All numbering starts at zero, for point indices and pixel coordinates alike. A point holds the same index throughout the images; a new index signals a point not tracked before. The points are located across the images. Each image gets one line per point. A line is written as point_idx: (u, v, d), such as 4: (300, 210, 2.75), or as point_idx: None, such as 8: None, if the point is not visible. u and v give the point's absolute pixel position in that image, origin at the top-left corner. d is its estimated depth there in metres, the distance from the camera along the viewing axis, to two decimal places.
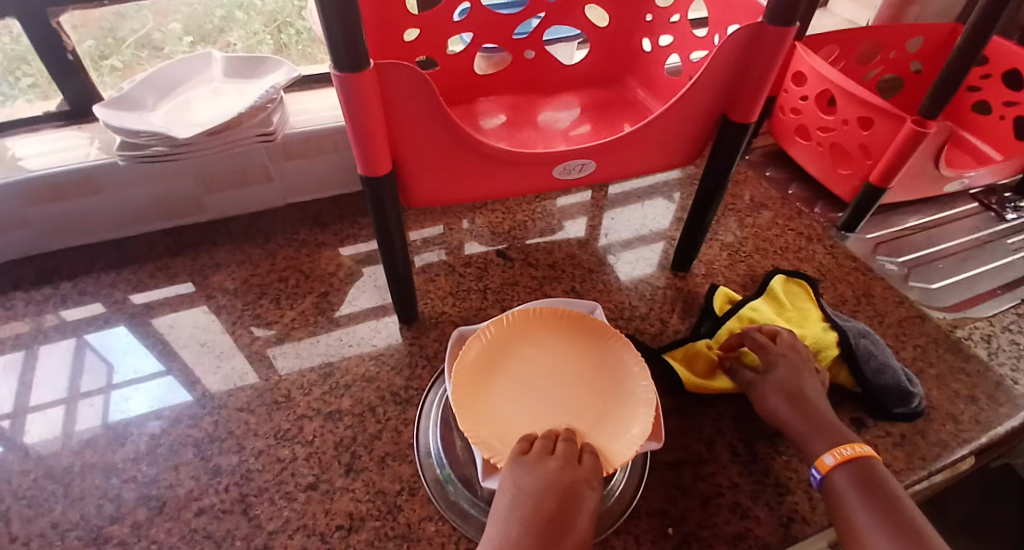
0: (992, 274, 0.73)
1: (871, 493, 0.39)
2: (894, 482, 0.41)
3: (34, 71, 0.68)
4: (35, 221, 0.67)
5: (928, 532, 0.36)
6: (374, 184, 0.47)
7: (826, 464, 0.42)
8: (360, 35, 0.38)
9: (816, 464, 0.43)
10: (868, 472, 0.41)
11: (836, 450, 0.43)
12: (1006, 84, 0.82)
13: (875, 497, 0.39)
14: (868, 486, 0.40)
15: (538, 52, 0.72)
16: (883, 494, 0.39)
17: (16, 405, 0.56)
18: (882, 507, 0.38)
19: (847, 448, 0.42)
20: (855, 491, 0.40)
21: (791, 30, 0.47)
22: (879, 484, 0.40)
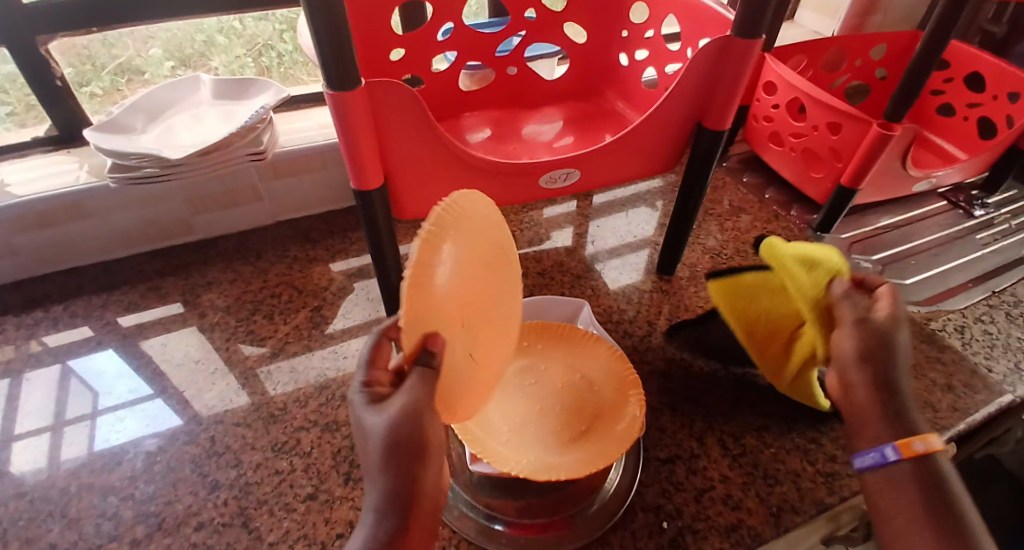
0: (964, 268, 0.75)
1: (935, 502, 0.34)
2: (960, 487, 0.35)
3: (12, 99, 0.69)
4: (24, 246, 0.68)
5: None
6: (365, 196, 0.49)
7: (913, 448, 0.36)
8: (350, 55, 0.39)
9: (896, 441, 0.37)
10: (937, 476, 0.35)
11: (929, 438, 0.36)
12: (967, 87, 0.86)
13: (937, 507, 0.34)
14: (933, 493, 0.34)
15: (520, 68, 0.75)
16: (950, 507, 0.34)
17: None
18: (943, 521, 0.33)
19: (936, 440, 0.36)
20: (916, 492, 0.35)
21: (757, 42, 0.50)
22: (946, 494, 0.34)
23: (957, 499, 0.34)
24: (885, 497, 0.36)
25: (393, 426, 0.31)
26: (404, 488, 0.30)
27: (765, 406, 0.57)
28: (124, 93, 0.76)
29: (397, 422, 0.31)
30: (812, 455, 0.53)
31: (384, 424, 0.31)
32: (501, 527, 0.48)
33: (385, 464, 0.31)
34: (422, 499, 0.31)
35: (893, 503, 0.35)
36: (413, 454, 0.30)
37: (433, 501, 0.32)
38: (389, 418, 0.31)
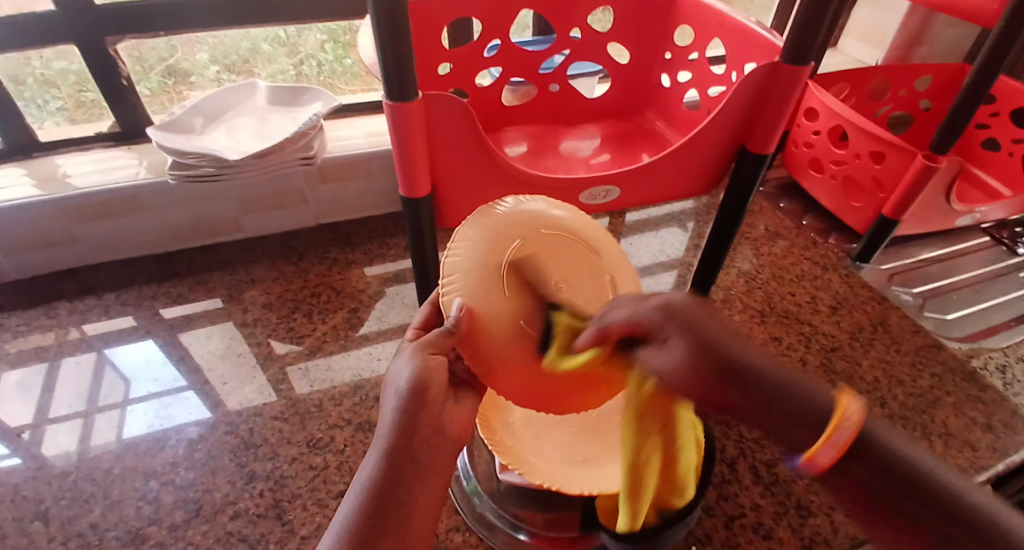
0: (1006, 305, 0.74)
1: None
2: None
3: (63, 94, 0.72)
4: (82, 235, 0.71)
5: None
6: (413, 204, 0.51)
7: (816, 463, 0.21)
8: (410, 67, 0.41)
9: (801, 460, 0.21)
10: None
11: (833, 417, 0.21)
12: (1014, 122, 0.85)
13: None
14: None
15: (562, 85, 0.76)
16: None
17: (41, 417, 0.58)
18: None
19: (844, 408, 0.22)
20: None
21: (806, 69, 0.50)
22: None
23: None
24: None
25: (408, 376, 0.35)
26: (399, 434, 0.34)
27: None
28: (172, 95, 0.78)
29: (410, 372, 0.36)
30: None
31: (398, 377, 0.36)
32: (525, 537, 0.48)
33: (392, 405, 0.35)
34: (416, 445, 0.34)
35: None
36: (410, 408, 0.34)
37: (427, 445, 0.34)
38: (405, 365, 0.36)
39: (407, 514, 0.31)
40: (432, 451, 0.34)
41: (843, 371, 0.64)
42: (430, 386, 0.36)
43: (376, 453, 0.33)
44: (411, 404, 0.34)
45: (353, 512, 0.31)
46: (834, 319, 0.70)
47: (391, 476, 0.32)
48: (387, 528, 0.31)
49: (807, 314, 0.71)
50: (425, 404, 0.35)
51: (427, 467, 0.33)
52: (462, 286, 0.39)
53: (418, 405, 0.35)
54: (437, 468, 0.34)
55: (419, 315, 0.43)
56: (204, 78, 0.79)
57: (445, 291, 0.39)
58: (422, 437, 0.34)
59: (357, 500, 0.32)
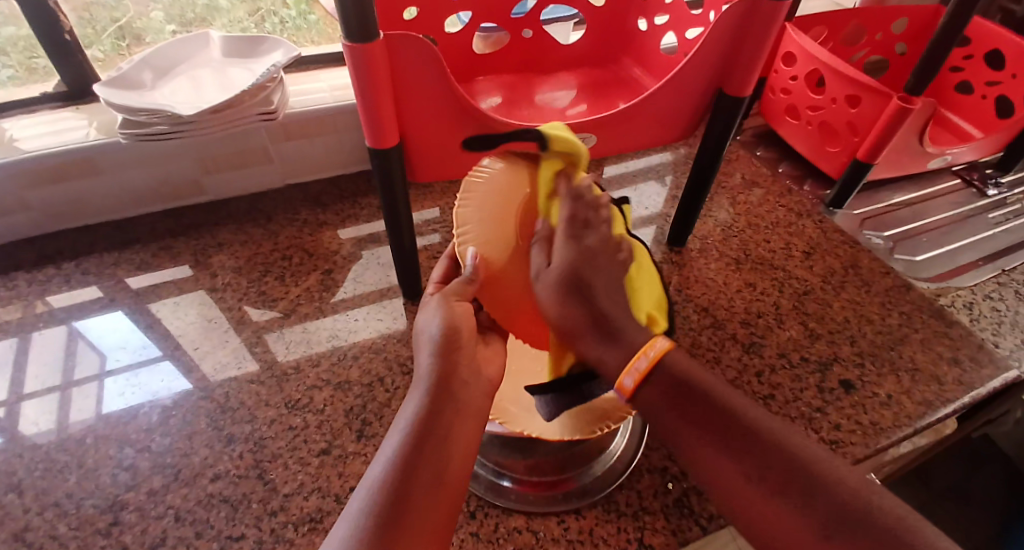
0: (974, 246, 0.76)
1: (719, 420, 0.36)
2: (701, 376, 0.38)
3: (13, 62, 0.69)
4: (35, 202, 0.67)
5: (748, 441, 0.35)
6: (382, 155, 0.49)
7: (625, 388, 0.38)
8: (369, 4, 0.39)
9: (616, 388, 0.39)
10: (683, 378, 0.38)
11: (632, 366, 0.38)
12: (987, 64, 0.85)
13: (717, 414, 0.36)
14: (696, 402, 0.37)
15: (535, 31, 0.73)
16: (701, 404, 0.36)
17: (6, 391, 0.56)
18: (708, 415, 0.36)
19: (641, 360, 0.38)
20: (676, 409, 0.37)
21: (784, 6, 0.49)
22: (698, 389, 0.37)
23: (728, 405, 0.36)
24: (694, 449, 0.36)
25: (440, 323, 0.40)
26: (439, 374, 0.38)
27: (772, 375, 0.58)
28: (128, 58, 0.74)
29: (440, 320, 0.40)
30: (816, 423, 0.55)
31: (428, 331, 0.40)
32: (509, 484, 0.49)
33: (428, 350, 0.39)
34: (454, 383, 0.38)
35: (695, 436, 0.36)
36: (445, 351, 0.38)
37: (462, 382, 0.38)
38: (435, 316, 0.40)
39: (447, 444, 0.35)
40: (468, 392, 0.38)
41: (816, 313, 0.65)
42: (459, 330, 0.40)
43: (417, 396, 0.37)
44: (446, 347, 0.39)
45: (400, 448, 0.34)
46: (807, 263, 0.71)
47: (432, 416, 0.36)
48: (431, 453, 0.34)
49: (781, 259, 0.72)
50: (456, 349, 0.39)
51: (464, 405, 0.37)
52: (477, 235, 0.44)
53: (451, 346, 0.39)
54: (472, 408, 0.38)
55: (438, 270, 0.47)
56: (160, 36, 0.75)
57: (462, 240, 0.44)
58: (460, 376, 0.38)
59: (404, 433, 0.35)
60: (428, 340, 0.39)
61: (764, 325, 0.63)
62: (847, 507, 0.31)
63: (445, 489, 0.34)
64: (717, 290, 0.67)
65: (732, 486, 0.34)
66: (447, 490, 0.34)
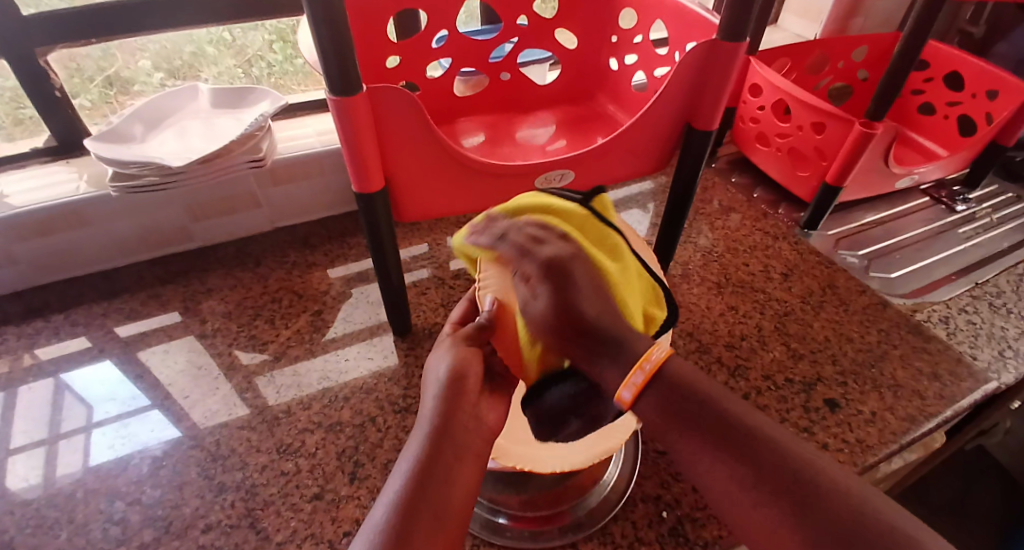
0: (947, 261, 0.78)
1: (716, 428, 0.36)
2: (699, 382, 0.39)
3: (2, 113, 0.70)
4: (23, 256, 0.68)
5: (743, 445, 0.35)
6: (367, 199, 0.51)
7: (623, 399, 0.40)
8: (351, 59, 0.41)
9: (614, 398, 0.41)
10: (685, 386, 0.38)
11: (628, 381, 0.39)
12: (947, 86, 0.89)
13: (714, 421, 0.36)
14: (696, 411, 0.37)
15: (513, 73, 0.76)
16: (698, 411, 0.37)
17: None
18: (703, 418, 0.36)
19: (639, 372, 0.39)
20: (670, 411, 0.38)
21: (742, 45, 0.52)
22: (695, 393, 0.38)
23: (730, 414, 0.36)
24: (692, 459, 0.36)
25: (446, 368, 0.41)
26: (443, 416, 0.38)
27: (758, 397, 0.60)
28: (114, 105, 0.75)
29: (447, 365, 0.41)
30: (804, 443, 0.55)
31: (436, 376, 0.41)
32: (504, 521, 0.49)
33: (435, 393, 0.40)
34: (458, 425, 0.38)
35: (688, 439, 0.36)
36: (450, 395, 0.39)
37: (466, 425, 0.38)
38: (443, 362, 0.42)
39: (449, 484, 0.35)
40: (469, 436, 0.38)
41: (797, 334, 0.67)
42: (465, 377, 0.41)
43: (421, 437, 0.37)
44: (452, 389, 0.40)
45: (403, 487, 0.34)
46: (786, 285, 0.73)
47: (435, 456, 0.36)
48: (434, 493, 0.34)
49: (761, 282, 0.74)
50: (460, 397, 0.39)
51: (464, 448, 0.37)
52: (495, 285, 0.50)
53: (457, 390, 0.40)
54: (472, 451, 0.38)
55: (458, 312, 0.50)
56: (147, 86, 0.77)
57: (481, 290, 0.50)
58: (463, 419, 0.38)
59: (407, 474, 0.35)
60: (436, 384, 0.40)
61: (747, 347, 0.65)
62: (837, 512, 0.31)
63: (447, 531, 0.33)
64: (701, 314, 0.69)
65: (726, 495, 0.34)
66: (447, 533, 0.33)
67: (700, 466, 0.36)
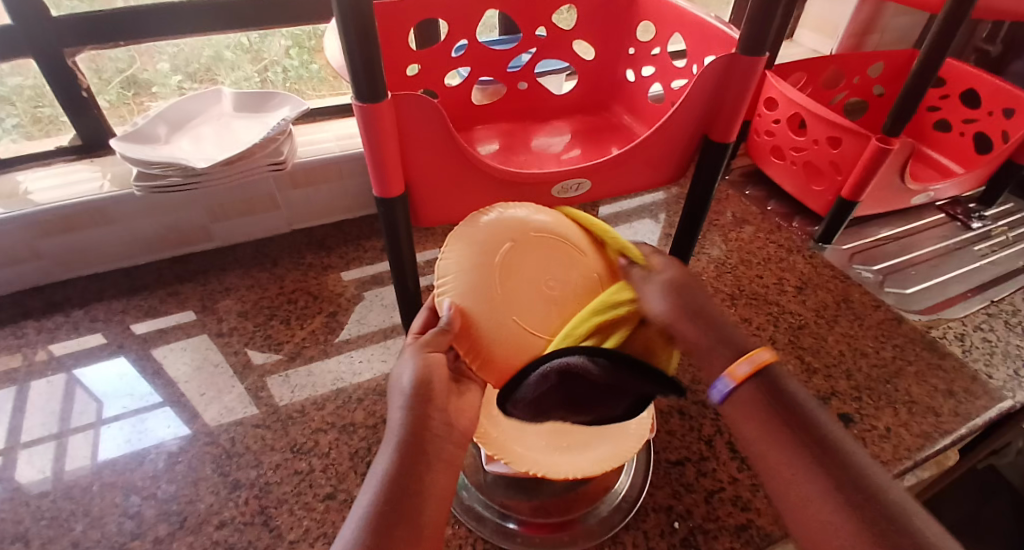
0: (962, 278, 0.78)
1: (796, 422, 0.34)
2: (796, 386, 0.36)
3: (18, 111, 0.70)
4: (46, 252, 0.69)
5: (820, 441, 0.33)
6: (387, 204, 0.51)
7: (738, 374, 0.36)
8: (378, 66, 0.42)
9: (725, 372, 0.37)
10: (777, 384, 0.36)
11: (749, 358, 0.37)
12: (963, 103, 0.89)
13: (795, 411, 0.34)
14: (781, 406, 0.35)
15: (530, 83, 0.77)
16: (783, 403, 0.35)
17: (12, 440, 0.56)
18: (787, 411, 0.34)
19: (757, 356, 0.37)
20: (761, 402, 0.35)
21: (762, 59, 0.52)
22: (789, 393, 0.35)
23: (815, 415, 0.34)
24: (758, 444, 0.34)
25: (410, 377, 0.38)
26: (411, 427, 0.36)
27: None
28: (132, 106, 0.77)
29: (412, 372, 0.38)
30: None
31: (401, 385, 0.39)
32: (514, 526, 0.49)
33: (401, 404, 0.37)
34: (428, 437, 0.36)
35: (758, 426, 0.35)
36: (417, 406, 0.37)
37: (437, 437, 0.37)
38: (408, 370, 0.39)
39: (422, 502, 0.34)
40: (442, 443, 0.37)
41: (811, 347, 0.67)
42: (430, 386, 0.38)
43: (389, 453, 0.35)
44: (418, 403, 0.37)
45: (372, 506, 0.33)
46: (800, 298, 0.73)
47: (405, 472, 0.34)
48: (406, 512, 0.33)
49: (774, 294, 0.74)
50: (430, 399, 0.37)
51: (439, 457, 0.36)
52: (456, 286, 0.44)
53: (425, 403, 0.37)
54: (445, 459, 0.36)
55: (418, 320, 0.44)
56: (164, 88, 0.77)
57: (439, 292, 0.44)
58: (433, 430, 0.37)
59: (377, 492, 0.33)
60: (400, 393, 0.38)
61: None
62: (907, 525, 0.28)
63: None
64: None
65: (786, 485, 0.32)
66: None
67: (763, 451, 0.34)
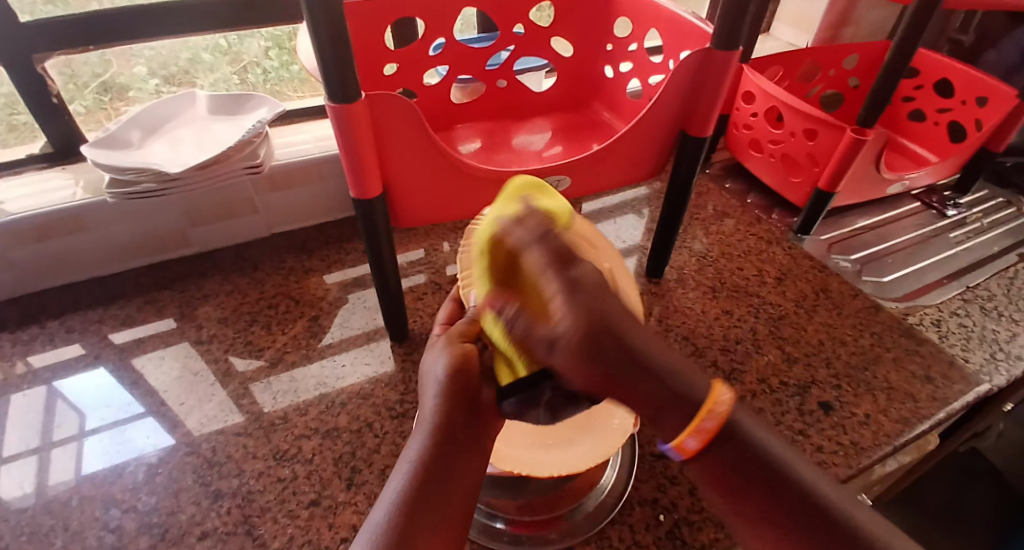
0: (939, 265, 0.79)
1: (767, 482, 0.34)
2: (756, 431, 0.35)
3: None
4: (19, 262, 0.68)
5: (791, 501, 0.33)
6: (366, 205, 0.51)
7: (688, 449, 0.34)
8: (351, 66, 0.41)
9: (672, 444, 0.35)
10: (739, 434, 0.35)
11: (698, 428, 0.34)
12: (936, 93, 0.91)
13: (762, 467, 0.34)
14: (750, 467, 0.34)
15: (509, 81, 0.77)
16: (750, 468, 0.34)
17: None
18: (755, 475, 0.34)
19: (710, 418, 0.34)
20: (725, 475, 0.35)
21: (735, 53, 0.53)
22: (756, 452, 0.34)
23: (785, 463, 0.34)
24: (734, 509, 0.35)
25: (445, 366, 0.40)
26: (441, 424, 0.38)
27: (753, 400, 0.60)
28: (109, 111, 0.76)
29: (447, 362, 0.40)
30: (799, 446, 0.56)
31: (430, 382, 0.41)
32: (501, 525, 0.50)
33: (432, 401, 0.39)
34: (455, 432, 0.38)
35: (739, 502, 0.34)
36: (448, 402, 0.39)
37: (463, 432, 0.38)
38: (438, 361, 0.41)
39: (450, 490, 0.37)
40: (470, 434, 0.39)
41: (792, 337, 0.67)
42: (467, 377, 0.40)
43: (420, 445, 0.38)
44: (449, 394, 0.39)
45: (406, 490, 0.36)
46: (781, 289, 0.74)
47: (436, 463, 0.37)
48: (434, 499, 0.36)
49: (755, 286, 0.74)
50: (460, 394, 0.39)
51: (464, 449, 0.38)
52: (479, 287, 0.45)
53: (454, 395, 0.39)
54: (473, 450, 0.39)
55: (444, 311, 0.49)
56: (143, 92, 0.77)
57: (466, 288, 0.47)
58: (460, 426, 0.39)
59: (407, 482, 0.37)
60: (433, 389, 0.40)
61: (743, 351, 0.65)
62: None
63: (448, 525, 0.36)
64: (696, 318, 0.69)
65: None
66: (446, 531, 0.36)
67: (742, 520, 0.34)
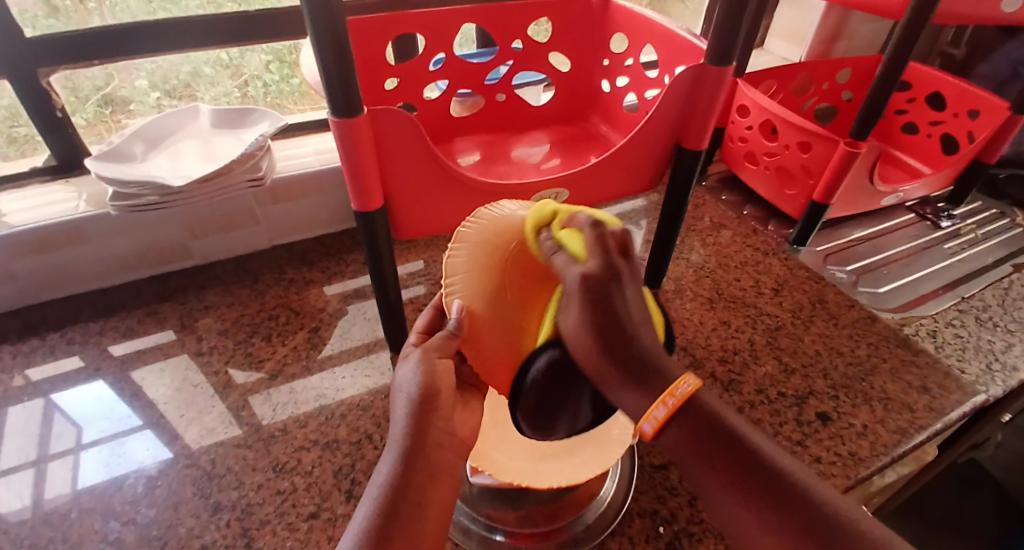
0: (934, 276, 0.80)
1: (738, 453, 0.34)
2: (723, 410, 0.36)
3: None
4: (22, 274, 0.68)
5: (770, 474, 0.33)
6: (367, 217, 0.51)
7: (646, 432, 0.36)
8: (353, 81, 0.42)
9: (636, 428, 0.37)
10: (711, 415, 0.36)
11: (651, 412, 0.36)
12: (928, 107, 0.92)
13: (731, 444, 0.34)
14: (728, 445, 0.34)
15: (508, 95, 0.78)
16: (721, 445, 0.34)
17: None
18: (728, 449, 0.34)
19: (671, 396, 0.36)
20: (699, 442, 0.35)
21: (729, 69, 0.54)
22: (723, 423, 0.35)
23: (745, 435, 0.35)
24: (712, 485, 0.34)
25: (415, 383, 0.39)
26: (413, 435, 0.38)
27: (752, 411, 0.60)
28: (110, 124, 0.76)
29: (417, 378, 0.40)
30: (798, 456, 0.56)
31: (403, 389, 0.40)
32: (501, 537, 0.50)
33: (403, 411, 0.39)
34: (427, 445, 0.38)
35: (712, 474, 0.34)
36: (418, 414, 0.38)
37: (438, 443, 0.38)
38: (411, 374, 0.40)
39: (422, 508, 0.35)
40: (442, 452, 0.38)
41: (789, 347, 0.68)
42: (436, 393, 0.40)
43: (391, 461, 0.37)
44: (421, 407, 0.39)
45: (373, 512, 0.35)
46: (777, 299, 0.75)
47: (405, 479, 0.36)
48: (407, 519, 0.35)
49: (753, 297, 0.75)
50: (432, 411, 0.39)
51: (437, 466, 0.37)
52: (465, 287, 0.45)
53: (427, 409, 0.39)
54: (443, 468, 0.38)
55: (423, 319, 0.47)
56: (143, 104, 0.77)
57: (450, 292, 0.45)
58: (433, 438, 0.38)
59: (375, 505, 0.35)
60: (405, 399, 0.39)
61: (740, 361, 0.66)
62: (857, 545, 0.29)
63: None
64: (694, 329, 0.70)
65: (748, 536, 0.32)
66: None
67: (725, 505, 0.33)
